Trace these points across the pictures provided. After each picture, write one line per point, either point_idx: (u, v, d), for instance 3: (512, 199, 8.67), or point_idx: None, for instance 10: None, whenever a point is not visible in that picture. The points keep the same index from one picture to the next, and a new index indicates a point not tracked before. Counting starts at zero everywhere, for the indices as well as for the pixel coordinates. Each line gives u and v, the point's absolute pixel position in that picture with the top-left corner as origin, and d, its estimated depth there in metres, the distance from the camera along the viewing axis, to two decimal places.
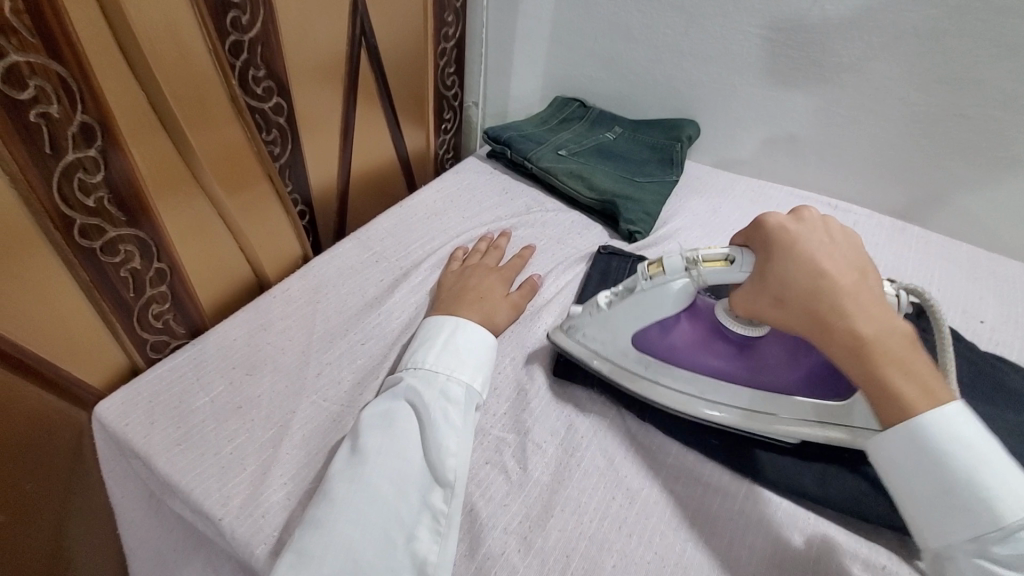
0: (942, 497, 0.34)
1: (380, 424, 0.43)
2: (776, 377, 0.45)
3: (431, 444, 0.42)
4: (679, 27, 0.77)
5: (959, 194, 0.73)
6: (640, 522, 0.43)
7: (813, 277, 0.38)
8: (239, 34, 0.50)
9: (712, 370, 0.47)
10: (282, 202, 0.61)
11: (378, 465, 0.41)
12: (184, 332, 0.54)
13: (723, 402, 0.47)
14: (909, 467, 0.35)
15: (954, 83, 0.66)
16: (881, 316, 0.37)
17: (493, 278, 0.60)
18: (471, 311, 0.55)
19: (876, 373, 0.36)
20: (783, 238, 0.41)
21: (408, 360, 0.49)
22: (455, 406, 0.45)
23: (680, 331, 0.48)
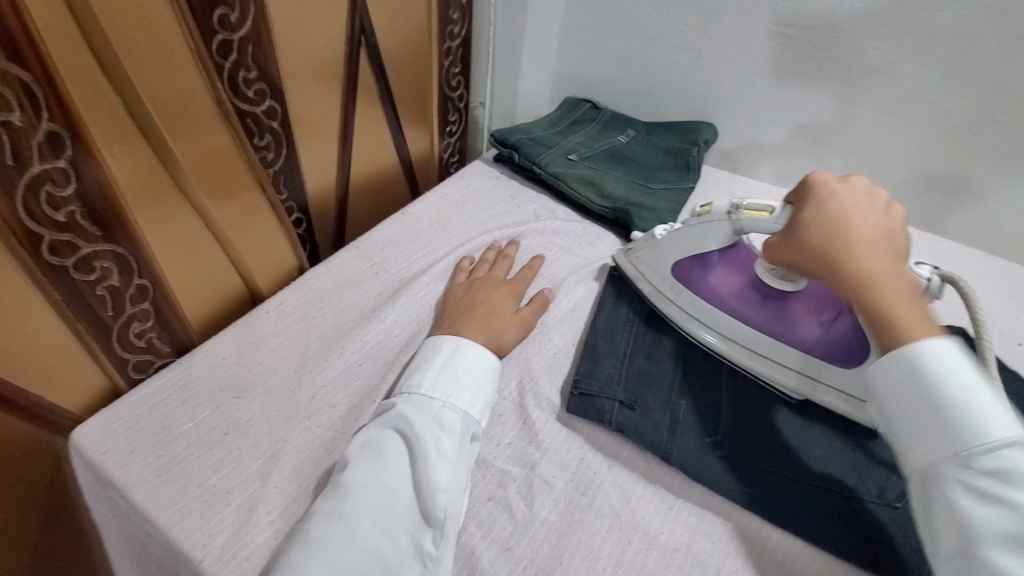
0: (939, 433, 0.35)
1: (368, 456, 0.40)
2: (787, 328, 0.49)
3: (421, 479, 0.39)
4: (697, 25, 0.72)
5: (997, 207, 0.68)
6: (657, 571, 0.39)
7: (836, 217, 0.42)
8: (227, 34, 0.46)
9: (729, 307, 0.51)
10: (275, 211, 0.57)
11: (361, 502, 0.37)
12: (170, 350, 0.51)
13: (740, 340, 0.51)
14: (910, 403, 0.36)
15: (993, 87, 0.61)
16: (890, 262, 0.40)
17: (501, 294, 0.56)
18: (475, 330, 0.51)
19: (871, 295, 0.39)
20: (819, 191, 0.44)
21: (403, 383, 0.46)
22: (448, 435, 0.41)
23: (718, 270, 0.53)
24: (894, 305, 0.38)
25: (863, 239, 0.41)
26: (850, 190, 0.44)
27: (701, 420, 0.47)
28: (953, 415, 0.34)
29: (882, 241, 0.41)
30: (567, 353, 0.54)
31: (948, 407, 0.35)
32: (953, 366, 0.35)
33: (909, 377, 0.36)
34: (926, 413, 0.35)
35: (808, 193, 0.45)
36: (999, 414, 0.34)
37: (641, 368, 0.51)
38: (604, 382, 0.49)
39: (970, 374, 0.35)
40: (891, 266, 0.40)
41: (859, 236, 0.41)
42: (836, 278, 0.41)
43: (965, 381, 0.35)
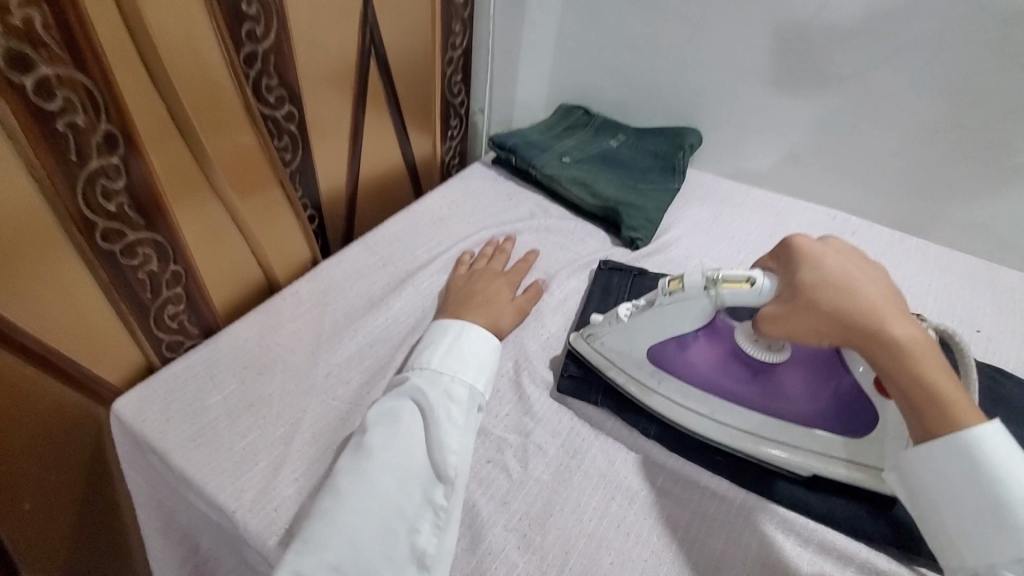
0: (995, 532, 0.34)
1: (385, 422, 0.45)
2: (787, 404, 0.46)
3: (433, 440, 0.44)
4: (683, 36, 0.78)
5: (958, 206, 0.74)
6: (639, 522, 0.44)
7: (844, 282, 0.40)
8: (254, 45, 0.52)
9: (724, 389, 0.48)
10: (292, 207, 0.62)
11: (382, 461, 0.42)
12: (198, 332, 0.56)
13: (739, 425, 0.48)
14: (962, 499, 0.35)
15: (954, 93, 0.67)
16: (908, 323, 0.38)
17: (498, 283, 0.62)
18: (476, 314, 0.56)
19: (912, 368, 0.36)
20: (807, 255, 0.42)
21: (414, 360, 0.51)
22: (458, 405, 0.46)
23: (697, 348, 0.49)
24: (937, 373, 0.36)
25: (876, 301, 0.39)
26: (835, 251, 0.43)
27: None
28: (1010, 515, 0.33)
29: (895, 302, 0.39)
30: (560, 338, 0.59)
31: (1005, 508, 0.33)
32: (1001, 460, 0.34)
33: (957, 475, 0.35)
34: (982, 510, 0.34)
35: (797, 257, 0.42)
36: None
37: None
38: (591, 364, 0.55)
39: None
40: (918, 329, 0.38)
41: (871, 299, 0.39)
42: (875, 348, 0.37)
43: (1007, 460, 0.34)
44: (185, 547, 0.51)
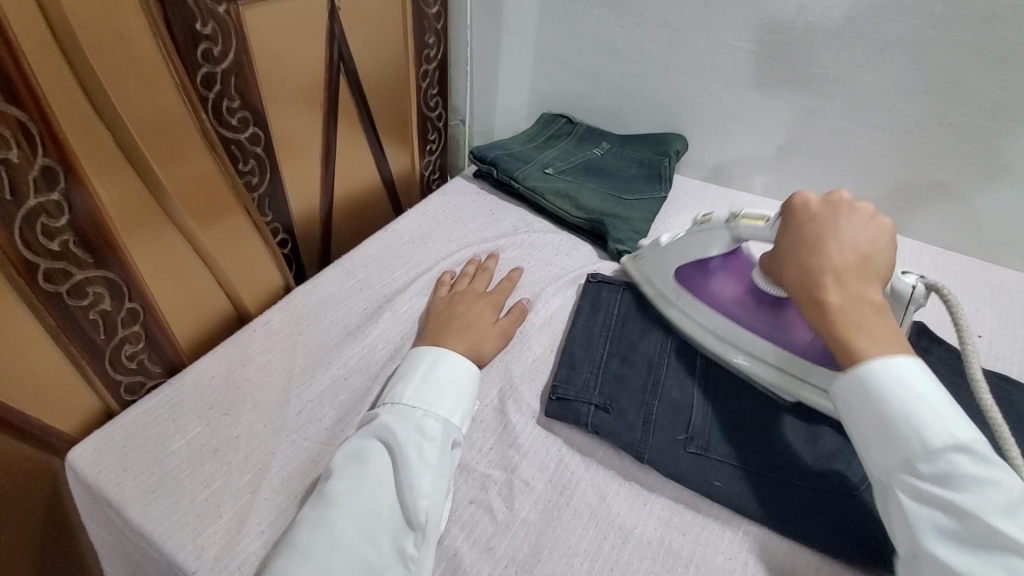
0: (888, 442, 0.37)
1: (352, 466, 0.42)
2: (785, 332, 0.52)
3: (402, 484, 0.41)
4: (663, 41, 0.76)
5: (952, 206, 0.72)
6: (632, 564, 0.42)
7: (809, 246, 0.45)
8: (210, 66, 0.49)
9: (731, 313, 0.54)
10: (260, 233, 0.59)
11: (346, 510, 0.39)
12: (161, 371, 0.53)
13: (739, 343, 0.53)
14: (862, 415, 0.38)
15: (942, 92, 0.65)
16: (859, 288, 0.42)
17: (479, 305, 0.59)
18: (455, 339, 0.53)
19: (837, 330, 0.41)
20: (797, 217, 0.47)
21: (387, 394, 0.48)
22: (431, 442, 0.43)
23: (721, 279, 0.56)
24: (853, 332, 0.40)
25: (831, 266, 0.43)
26: (826, 216, 0.46)
27: (672, 419, 0.49)
28: (900, 427, 0.36)
29: (852, 267, 0.43)
30: (546, 361, 0.56)
31: (898, 420, 0.37)
32: (905, 380, 0.37)
33: (861, 395, 0.38)
34: (879, 423, 0.37)
35: (787, 221, 0.47)
36: (943, 421, 0.35)
37: (616, 371, 0.53)
38: (580, 387, 0.52)
39: (926, 388, 0.37)
40: (863, 294, 0.41)
41: (827, 264, 0.43)
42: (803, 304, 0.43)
43: (912, 391, 0.37)
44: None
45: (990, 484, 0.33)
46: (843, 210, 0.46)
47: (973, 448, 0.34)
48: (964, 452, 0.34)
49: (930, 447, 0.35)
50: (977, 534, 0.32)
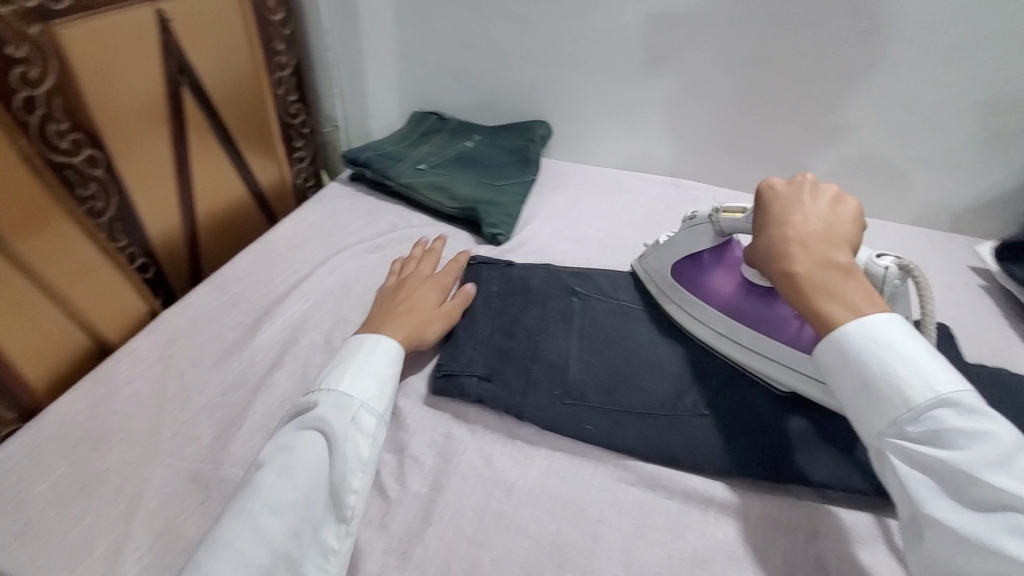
0: (874, 407, 0.38)
1: (282, 455, 0.41)
2: (774, 324, 0.52)
3: (334, 479, 0.41)
4: (514, 34, 0.80)
5: (779, 161, 0.81)
6: (518, 513, 0.45)
7: (776, 223, 0.46)
8: (27, 89, 0.47)
9: (723, 307, 0.55)
10: (114, 258, 0.57)
11: (272, 501, 0.39)
12: (14, 416, 0.50)
13: (728, 334, 0.54)
14: (846, 381, 0.39)
15: (751, 60, 0.73)
16: (827, 251, 0.43)
17: (422, 289, 0.59)
18: (397, 324, 0.54)
19: (809, 300, 0.41)
20: (769, 200, 0.48)
21: (321, 381, 0.47)
22: (365, 437, 0.44)
23: (716, 274, 0.57)
24: (820, 299, 0.41)
25: (802, 237, 0.44)
26: (791, 195, 0.48)
27: (550, 377, 0.53)
28: (879, 388, 0.37)
29: (819, 235, 0.44)
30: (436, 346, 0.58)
31: (879, 381, 0.38)
32: (882, 337, 0.38)
33: (841, 360, 0.39)
34: (863, 388, 0.38)
35: (760, 204, 0.49)
36: (925, 378, 0.36)
37: (498, 343, 0.56)
38: (464, 361, 0.55)
39: (912, 346, 0.38)
40: (833, 259, 0.42)
41: (797, 237, 0.44)
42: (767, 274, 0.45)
43: (891, 347, 0.38)
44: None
45: (978, 435, 0.34)
46: (806, 188, 0.48)
47: (956, 401, 0.35)
48: (947, 406, 0.35)
49: (912, 407, 0.36)
50: (970, 489, 0.33)
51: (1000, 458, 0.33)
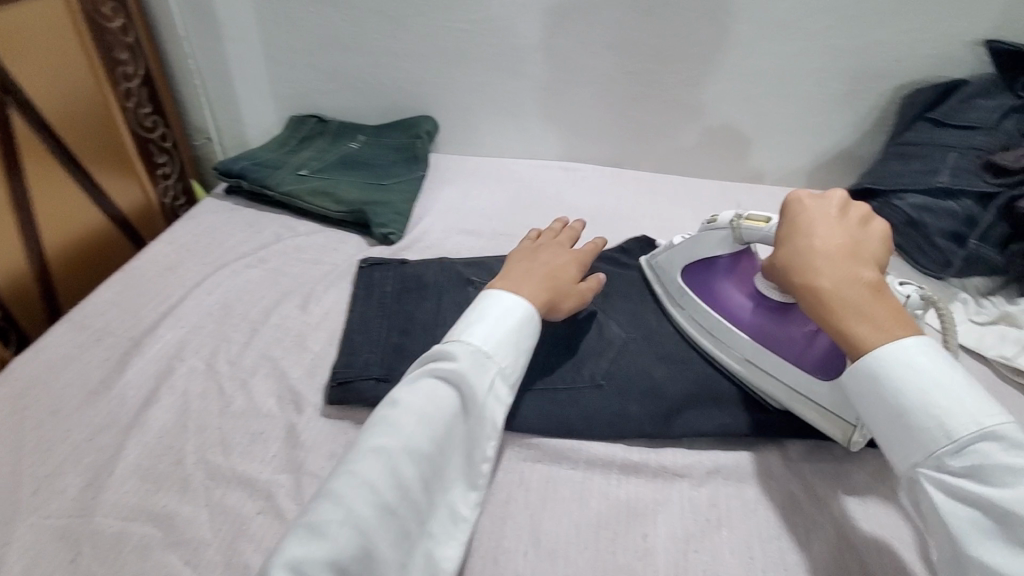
0: (959, 469, 0.48)
1: (432, 407, 0.55)
2: (784, 346, 0.65)
3: (478, 442, 0.57)
4: None
5: None
6: None
7: (799, 241, 0.59)
8: None
9: (724, 317, 0.70)
10: None
11: (418, 444, 0.53)
12: None
13: (727, 351, 0.70)
14: (937, 451, 0.49)
15: None
16: (857, 291, 0.55)
17: (566, 264, 0.74)
18: (530, 292, 0.67)
19: (832, 312, 0.55)
20: (792, 213, 0.62)
21: (461, 337, 0.60)
22: (498, 403, 0.59)
23: (742, 295, 0.70)
24: (850, 317, 0.54)
25: (829, 259, 0.57)
26: (818, 212, 0.61)
27: None
28: (976, 460, 0.47)
29: (860, 269, 0.56)
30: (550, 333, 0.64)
31: (971, 453, 0.47)
32: (978, 417, 0.48)
33: (946, 437, 0.48)
34: (949, 449, 0.48)
35: (785, 212, 0.62)
36: (974, 416, 0.48)
37: None
38: None
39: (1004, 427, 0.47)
40: (843, 283, 0.55)
41: (822, 257, 0.57)
42: (800, 288, 0.57)
43: (987, 432, 0.47)
44: (210, 527, 0.56)
45: None
46: (828, 203, 0.62)
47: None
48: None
49: (1003, 477, 0.46)
50: (1015, 524, 0.44)
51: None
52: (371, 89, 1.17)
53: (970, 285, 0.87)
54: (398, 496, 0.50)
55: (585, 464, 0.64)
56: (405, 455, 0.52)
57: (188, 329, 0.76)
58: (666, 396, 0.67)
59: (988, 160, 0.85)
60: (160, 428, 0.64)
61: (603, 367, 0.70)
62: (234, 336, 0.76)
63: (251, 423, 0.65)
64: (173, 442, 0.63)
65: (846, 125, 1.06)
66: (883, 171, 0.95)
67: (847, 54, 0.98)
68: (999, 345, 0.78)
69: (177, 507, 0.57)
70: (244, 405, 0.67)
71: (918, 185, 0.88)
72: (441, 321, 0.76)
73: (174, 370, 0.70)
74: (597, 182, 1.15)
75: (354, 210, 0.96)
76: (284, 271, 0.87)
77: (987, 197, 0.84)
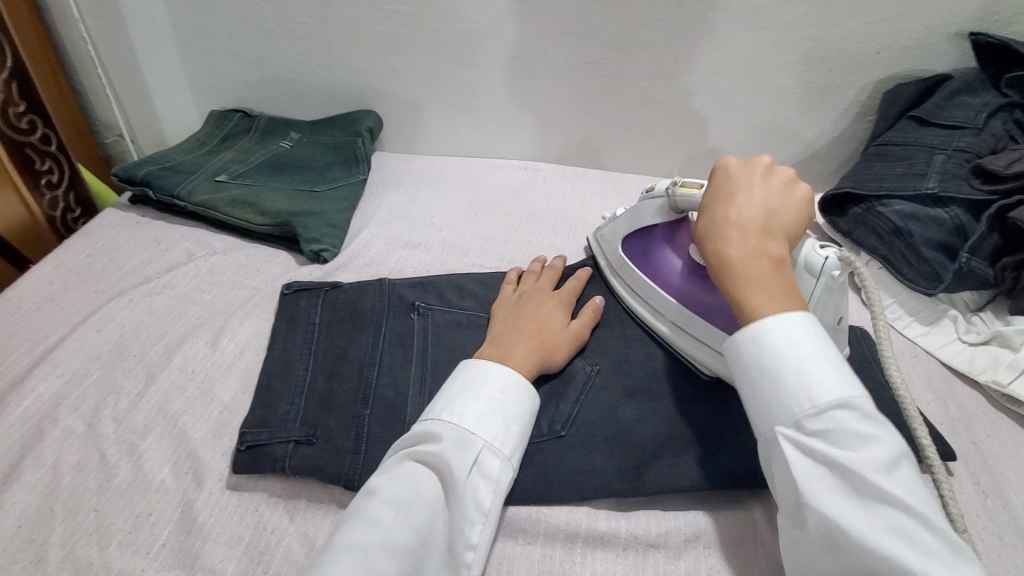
0: (782, 400, 0.46)
1: (411, 495, 0.47)
2: (700, 304, 0.65)
3: (459, 535, 0.49)
4: None
5: None
6: None
7: (715, 212, 0.56)
8: None
9: (649, 277, 0.70)
10: None
11: (393, 540, 0.45)
12: None
13: (656, 313, 0.69)
14: (759, 375, 0.47)
15: None
16: (757, 260, 0.51)
17: (552, 308, 0.68)
18: (523, 351, 0.60)
19: (734, 285, 0.51)
20: (717, 183, 0.58)
21: (445, 408, 0.53)
22: (487, 484, 0.51)
23: (674, 255, 0.70)
24: (748, 289, 0.50)
25: (740, 231, 0.53)
26: (740, 179, 0.57)
27: None
28: (790, 383, 0.45)
29: (767, 240, 0.53)
30: (520, 407, 0.55)
31: (787, 376, 0.46)
32: (795, 341, 0.47)
33: (767, 364, 0.47)
34: (772, 375, 0.47)
35: (712, 182, 0.59)
36: (832, 382, 0.44)
37: None
38: None
39: (818, 351, 0.46)
40: (749, 254, 0.52)
41: (733, 228, 0.53)
42: (709, 259, 0.54)
43: (799, 355, 0.46)
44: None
45: (865, 436, 0.43)
46: (755, 173, 0.57)
47: (854, 406, 0.44)
48: (846, 409, 0.44)
49: (819, 407, 0.44)
50: (855, 485, 0.42)
51: (885, 464, 0.42)
52: (303, 80, 1.03)
53: (958, 300, 0.80)
54: None
55: (544, 538, 0.55)
56: (382, 551, 0.44)
57: (67, 379, 0.63)
58: (636, 443, 0.59)
59: (978, 165, 0.77)
60: (20, 515, 0.52)
61: (564, 413, 0.61)
62: (124, 386, 0.63)
63: (137, 501, 0.54)
64: (33, 534, 0.51)
65: (824, 121, 0.98)
66: (866, 174, 0.88)
67: (828, 44, 0.90)
68: (992, 369, 0.72)
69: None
70: (129, 478, 0.55)
71: (904, 191, 0.82)
72: (378, 359, 0.65)
73: (43, 435, 0.58)
74: (560, 184, 1.05)
75: (280, 223, 0.83)
76: (194, 298, 0.74)
77: (976, 207, 0.77)
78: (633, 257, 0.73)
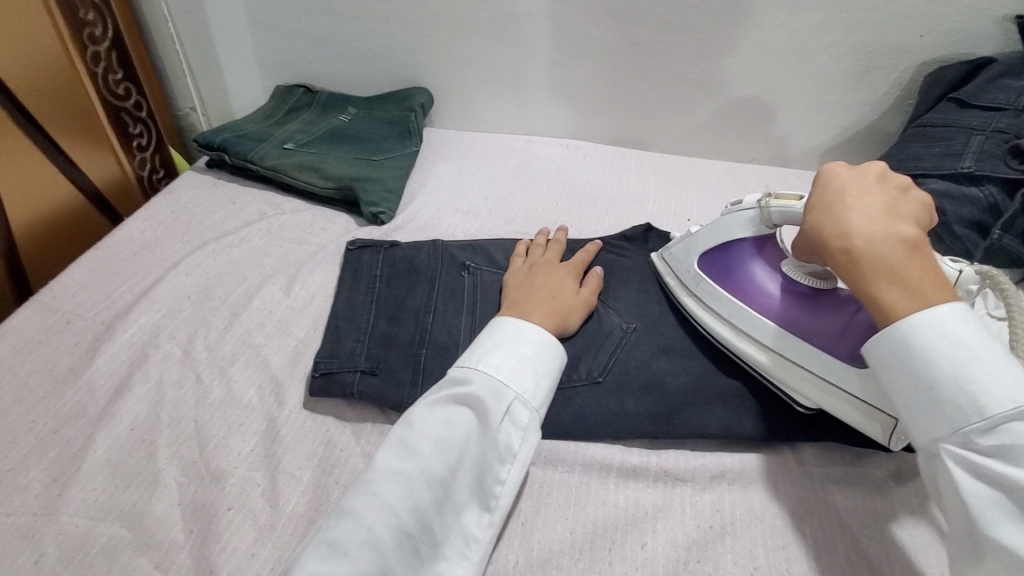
0: (939, 413, 0.45)
1: (446, 433, 0.53)
2: (807, 328, 0.60)
3: (489, 475, 0.54)
4: None
5: None
6: None
7: (834, 203, 0.53)
8: None
9: (746, 300, 0.64)
10: None
11: (427, 468, 0.51)
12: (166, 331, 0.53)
13: (745, 335, 0.64)
14: (913, 387, 0.46)
15: None
16: (890, 250, 0.49)
17: (561, 278, 0.72)
18: (539, 315, 0.65)
19: (868, 282, 0.49)
20: (829, 175, 0.55)
21: (481, 361, 0.59)
22: (517, 429, 0.56)
23: (768, 278, 0.65)
24: (880, 279, 0.48)
25: (867, 223, 0.50)
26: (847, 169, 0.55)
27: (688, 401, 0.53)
28: (945, 396, 0.44)
29: (895, 227, 0.50)
30: (548, 365, 0.61)
31: (948, 388, 0.45)
32: (958, 344, 0.45)
33: (923, 378, 0.46)
34: (927, 390, 0.46)
35: (824, 172, 0.56)
36: (1007, 391, 0.42)
37: None
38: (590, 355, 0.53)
39: (986, 359, 0.44)
40: (880, 243, 0.49)
41: (853, 220, 0.51)
42: (831, 247, 0.52)
43: (968, 367, 0.44)
44: (182, 528, 0.54)
45: None
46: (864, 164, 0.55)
47: None
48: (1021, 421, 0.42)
49: (988, 418, 0.43)
50: None
51: None
52: (363, 57, 1.10)
53: None
54: (413, 518, 0.48)
55: (581, 467, 0.61)
56: (422, 480, 0.50)
57: (164, 313, 0.72)
58: (667, 391, 0.65)
59: (1015, 145, 0.79)
60: (132, 420, 0.61)
61: (601, 362, 0.67)
62: (213, 321, 0.71)
63: (229, 414, 0.62)
64: (144, 435, 0.60)
65: (863, 103, 1.00)
66: (904, 154, 0.90)
67: (870, 27, 0.92)
68: None
69: (148, 506, 0.55)
70: (222, 396, 0.64)
71: (942, 170, 0.84)
72: (432, 308, 0.71)
73: (148, 358, 0.67)
74: (600, 161, 1.10)
75: (343, 187, 0.91)
76: (268, 251, 0.83)
77: (1014, 184, 0.79)
78: (712, 271, 0.68)
